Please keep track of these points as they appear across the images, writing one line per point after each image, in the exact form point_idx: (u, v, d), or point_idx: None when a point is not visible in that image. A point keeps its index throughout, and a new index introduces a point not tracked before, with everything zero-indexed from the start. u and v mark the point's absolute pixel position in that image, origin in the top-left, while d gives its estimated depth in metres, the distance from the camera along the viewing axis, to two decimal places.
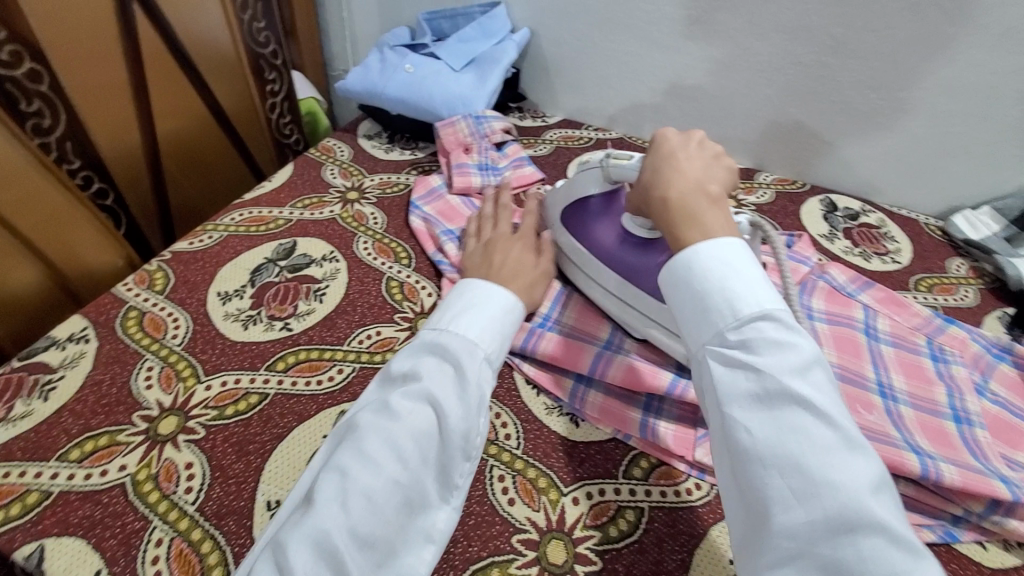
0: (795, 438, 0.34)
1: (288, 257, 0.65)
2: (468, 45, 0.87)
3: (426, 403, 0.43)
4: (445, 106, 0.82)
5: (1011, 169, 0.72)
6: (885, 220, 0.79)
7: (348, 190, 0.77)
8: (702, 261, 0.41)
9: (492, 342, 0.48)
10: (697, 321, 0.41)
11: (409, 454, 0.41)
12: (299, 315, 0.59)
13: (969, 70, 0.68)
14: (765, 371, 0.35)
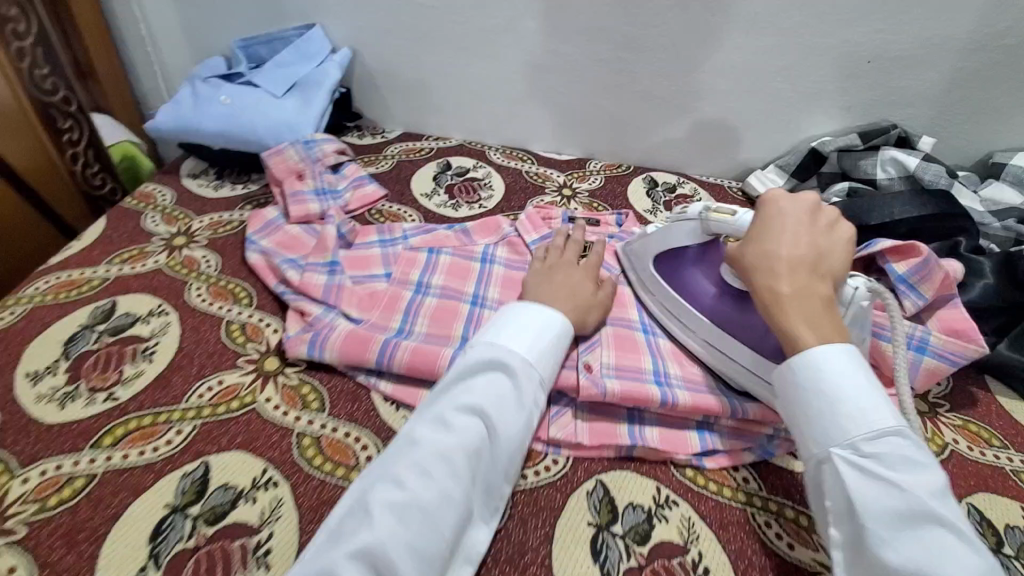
0: (943, 559, 0.36)
1: (108, 320, 0.60)
2: (287, 69, 0.86)
3: (478, 418, 0.45)
4: (268, 132, 0.81)
5: (783, 132, 0.86)
6: (697, 189, 0.89)
7: (173, 237, 0.72)
8: (821, 360, 0.44)
9: (546, 362, 0.50)
10: (830, 422, 0.43)
11: (462, 468, 0.43)
12: (125, 381, 0.55)
13: (736, 53, 0.78)
14: (910, 489, 0.38)
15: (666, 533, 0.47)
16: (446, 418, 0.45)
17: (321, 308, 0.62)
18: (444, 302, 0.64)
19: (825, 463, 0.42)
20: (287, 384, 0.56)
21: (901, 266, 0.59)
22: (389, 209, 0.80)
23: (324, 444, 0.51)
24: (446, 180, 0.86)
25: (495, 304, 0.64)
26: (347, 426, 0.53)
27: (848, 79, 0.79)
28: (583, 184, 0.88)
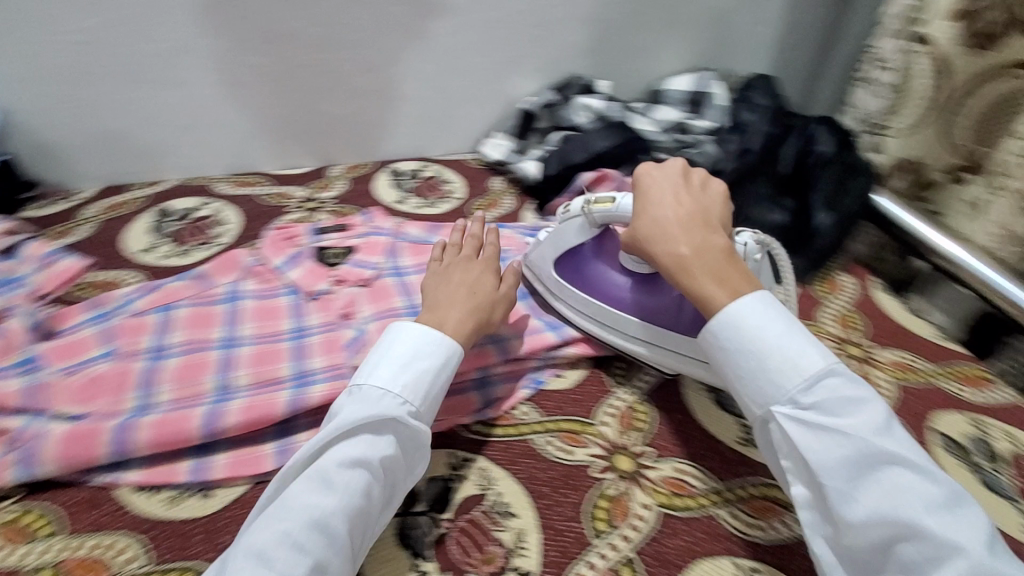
0: (908, 501, 0.40)
1: None
2: None
3: (361, 470, 0.44)
4: None
5: (497, 99, 0.93)
6: (441, 168, 0.93)
7: None
8: (741, 315, 0.48)
9: (435, 403, 0.50)
10: (765, 381, 0.47)
11: (338, 526, 0.41)
12: None
13: (428, 34, 0.82)
14: (848, 424, 0.43)
15: (465, 489, 0.50)
16: (327, 477, 0.43)
17: (24, 419, 0.54)
18: (190, 358, 0.59)
19: (768, 420, 0.46)
20: (3, 522, 0.49)
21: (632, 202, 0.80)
22: (98, 278, 0.71)
23: (70, 566, 0.46)
24: (169, 227, 0.78)
25: (250, 341, 0.61)
26: (89, 537, 0.48)
27: (529, 43, 0.89)
28: (325, 194, 0.87)
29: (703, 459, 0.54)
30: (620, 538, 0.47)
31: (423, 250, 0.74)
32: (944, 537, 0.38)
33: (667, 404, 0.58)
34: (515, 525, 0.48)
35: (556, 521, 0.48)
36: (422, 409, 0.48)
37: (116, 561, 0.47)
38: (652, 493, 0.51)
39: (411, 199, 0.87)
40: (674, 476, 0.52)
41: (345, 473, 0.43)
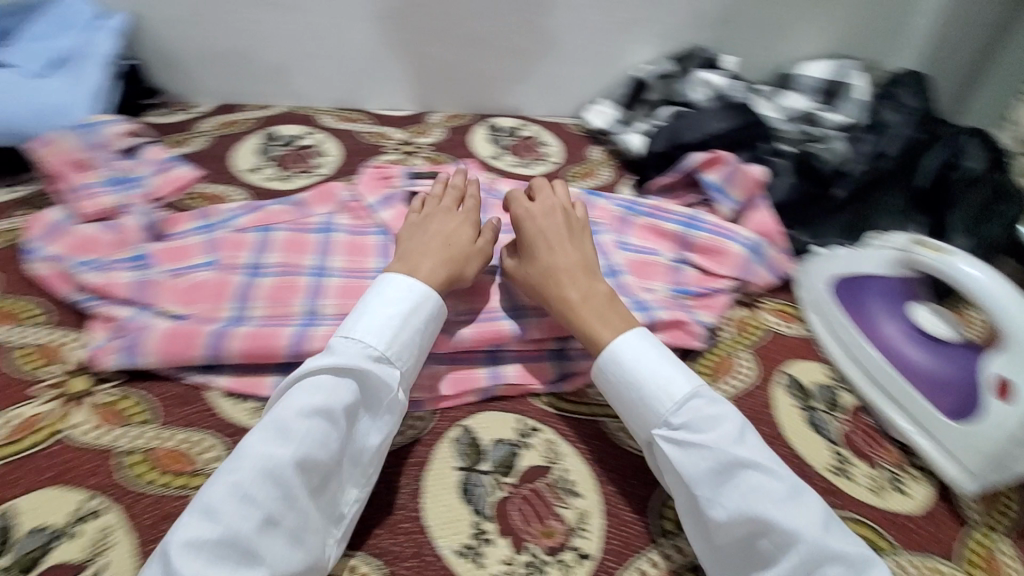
0: (759, 497, 0.43)
1: None
2: (40, 45, 0.73)
3: (323, 411, 0.43)
4: (34, 117, 0.68)
5: (385, 70, 0.93)
6: (320, 138, 0.86)
7: None
8: (618, 352, 0.51)
9: (410, 356, 0.49)
10: (638, 410, 0.49)
11: (322, 449, 0.42)
12: None
13: None
14: (716, 442, 0.46)
15: None
16: (286, 427, 0.42)
17: None
18: (53, 269, 0.58)
19: (650, 442, 0.49)
20: None
21: (714, 175, 0.75)
22: None
23: None
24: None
25: (104, 268, 0.58)
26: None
27: (405, 15, 0.86)
28: (180, 148, 0.81)
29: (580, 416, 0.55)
30: (485, 491, 0.48)
31: (324, 203, 0.71)
32: (799, 530, 0.42)
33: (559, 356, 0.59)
34: (381, 480, 0.48)
35: (424, 478, 0.48)
36: (391, 363, 0.48)
37: None
38: (539, 436, 0.53)
39: (268, 169, 0.80)
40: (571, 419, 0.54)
41: (307, 423, 0.42)
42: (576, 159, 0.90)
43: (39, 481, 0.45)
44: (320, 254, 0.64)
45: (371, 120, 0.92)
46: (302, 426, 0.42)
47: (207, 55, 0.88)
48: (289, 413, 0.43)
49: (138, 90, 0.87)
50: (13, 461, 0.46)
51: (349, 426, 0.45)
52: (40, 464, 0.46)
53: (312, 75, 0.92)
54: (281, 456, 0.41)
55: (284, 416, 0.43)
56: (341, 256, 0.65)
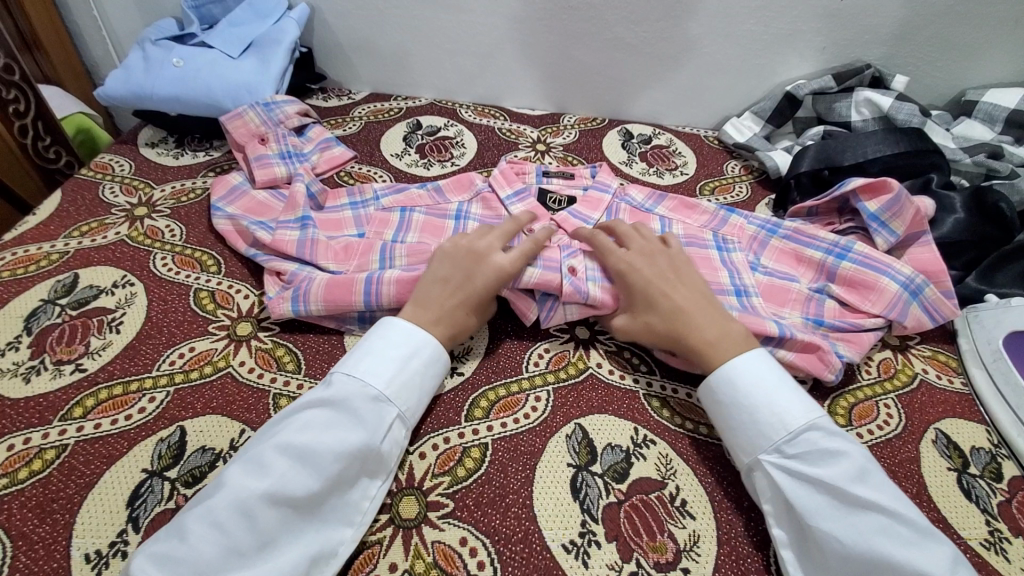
0: (880, 537, 0.41)
1: (70, 293, 0.60)
2: (242, 30, 0.83)
3: (307, 447, 0.43)
4: (227, 94, 0.78)
5: (528, 71, 0.96)
6: (461, 131, 0.91)
7: (133, 207, 0.71)
8: (731, 373, 0.50)
9: (412, 397, 0.49)
10: (748, 435, 0.48)
11: (306, 484, 0.42)
12: (93, 351, 0.55)
13: None
14: (832, 477, 0.43)
15: (459, 431, 0.51)
16: (264, 462, 0.42)
17: (99, 264, 0.63)
18: (231, 225, 0.67)
19: (755, 469, 0.47)
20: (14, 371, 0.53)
21: (874, 203, 0.68)
22: (120, 172, 0.76)
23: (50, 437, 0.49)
24: (196, 141, 0.82)
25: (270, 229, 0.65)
26: (64, 422, 0.50)
27: (555, 18, 0.87)
28: (337, 131, 0.88)
29: (699, 436, 0.53)
30: (597, 495, 0.48)
31: (462, 189, 0.74)
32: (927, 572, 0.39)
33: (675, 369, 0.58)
34: (497, 463, 0.49)
35: (537, 469, 0.49)
36: (388, 400, 0.48)
37: (100, 427, 0.50)
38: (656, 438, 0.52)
39: (411, 155, 0.85)
40: (687, 434, 0.53)
41: (285, 462, 0.42)
42: (710, 173, 0.87)
43: (206, 409, 0.52)
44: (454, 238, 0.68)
45: (506, 117, 0.95)
46: (278, 462, 0.42)
47: (366, 46, 0.95)
48: (299, 435, 0.44)
49: (309, 75, 0.95)
50: (188, 387, 0.53)
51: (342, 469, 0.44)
52: (209, 394, 0.53)
53: (456, 70, 0.97)
54: (266, 483, 0.41)
55: (294, 436, 0.44)
56: None
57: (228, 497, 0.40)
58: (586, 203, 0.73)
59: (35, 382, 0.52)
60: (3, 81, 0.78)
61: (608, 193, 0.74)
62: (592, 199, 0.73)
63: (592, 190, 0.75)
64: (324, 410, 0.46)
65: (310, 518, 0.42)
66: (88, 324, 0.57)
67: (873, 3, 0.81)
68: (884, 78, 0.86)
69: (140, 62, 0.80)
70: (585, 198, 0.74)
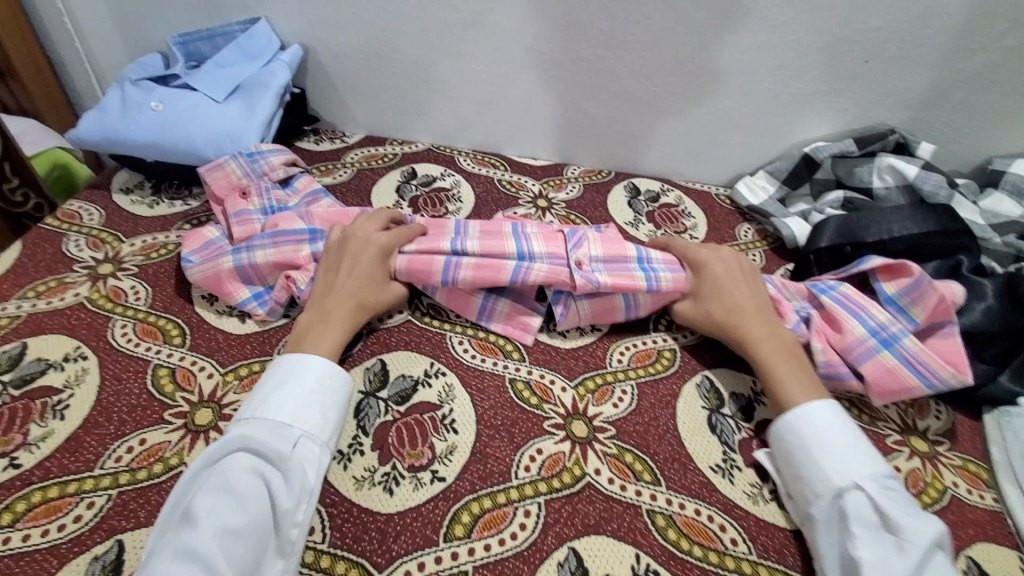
0: None
1: (15, 369, 0.54)
2: (229, 71, 0.78)
3: (224, 490, 0.44)
4: (207, 141, 0.73)
5: (530, 120, 0.91)
6: (459, 182, 0.86)
7: (98, 264, 0.66)
8: (820, 420, 0.51)
9: (314, 415, 0.49)
10: (836, 459, 0.49)
11: (234, 523, 0.43)
12: (32, 442, 0.49)
13: (453, 32, 0.82)
14: (920, 514, 0.46)
15: (436, 555, 0.45)
16: (189, 515, 0.43)
17: (51, 332, 0.58)
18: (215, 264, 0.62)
19: (848, 493, 0.48)
20: None
21: (892, 285, 0.64)
22: (88, 222, 0.71)
23: None
24: (174, 188, 0.77)
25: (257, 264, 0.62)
26: None
27: (562, 69, 0.83)
28: (327, 178, 0.84)
29: (707, 566, 0.47)
30: None
31: None
32: None
33: (683, 479, 0.52)
34: None
35: None
36: (290, 424, 0.48)
37: (28, 540, 0.44)
38: (661, 567, 0.46)
39: (403, 209, 0.80)
40: (694, 563, 0.47)
41: (212, 507, 0.43)
42: (720, 238, 0.82)
43: (152, 518, 0.46)
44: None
45: (507, 168, 0.90)
46: (198, 507, 0.43)
47: (363, 89, 0.91)
48: (214, 480, 0.45)
49: (300, 117, 0.90)
50: (133, 491, 0.47)
51: (257, 503, 0.44)
52: (156, 500, 0.47)
53: (456, 116, 0.92)
54: (193, 532, 0.41)
55: (211, 481, 0.45)
56: None
57: (163, 558, 0.40)
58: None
59: None
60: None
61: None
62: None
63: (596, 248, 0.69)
64: (234, 453, 0.47)
65: (245, 561, 0.42)
66: (30, 407, 0.51)
67: (896, 67, 0.76)
68: (908, 144, 0.81)
69: (117, 104, 0.75)
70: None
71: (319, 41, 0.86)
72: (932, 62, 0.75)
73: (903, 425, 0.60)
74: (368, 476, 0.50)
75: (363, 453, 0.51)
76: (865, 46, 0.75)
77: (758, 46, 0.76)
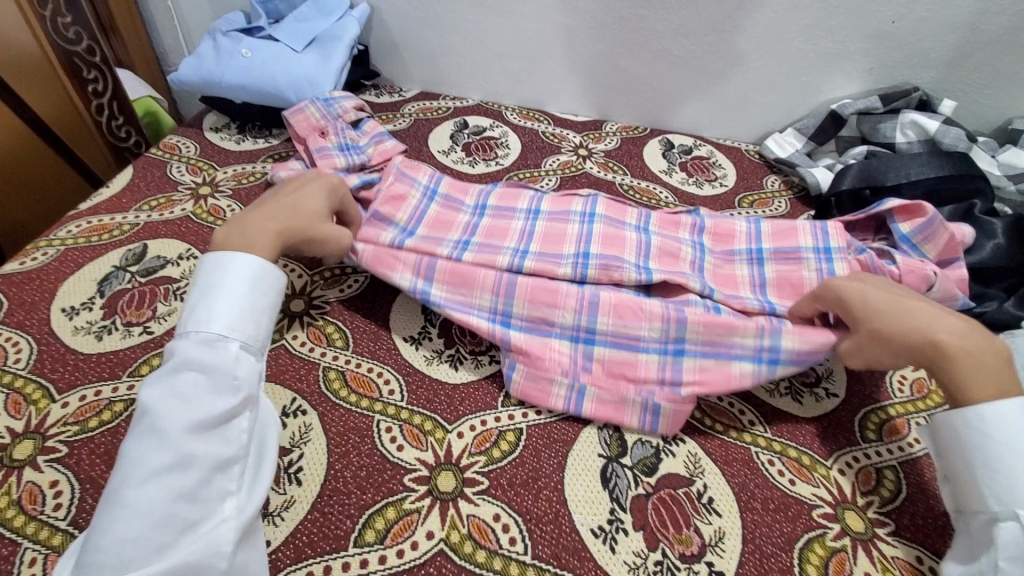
0: None
1: (140, 262, 0.64)
2: (306, 25, 0.87)
3: (161, 427, 0.41)
4: (289, 84, 0.82)
5: (572, 77, 0.98)
6: (506, 132, 0.94)
7: (199, 186, 0.76)
8: (988, 420, 0.44)
9: (248, 324, 0.47)
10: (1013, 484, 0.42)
11: (174, 455, 0.40)
12: (159, 316, 0.59)
13: None
14: None
15: (495, 415, 0.54)
16: (134, 455, 0.40)
17: (167, 237, 0.68)
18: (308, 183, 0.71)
19: (1004, 519, 0.42)
20: (88, 329, 0.57)
21: (907, 224, 0.68)
22: (187, 152, 0.81)
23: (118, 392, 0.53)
24: (256, 127, 0.86)
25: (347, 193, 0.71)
26: (132, 378, 0.54)
27: (605, 28, 0.90)
28: (388, 126, 0.92)
29: (728, 438, 0.54)
30: (626, 485, 0.50)
31: (512, 195, 0.72)
32: None
33: None
34: (531, 448, 0.51)
35: (570, 456, 0.51)
36: (226, 337, 0.46)
37: None
38: (690, 438, 0.54)
39: (456, 153, 0.89)
40: (718, 438, 0.54)
41: (152, 447, 0.40)
42: (749, 186, 0.88)
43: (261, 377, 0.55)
44: (516, 239, 0.65)
45: (550, 122, 0.98)
46: (136, 447, 0.41)
47: (420, 47, 0.99)
48: (148, 414, 0.42)
49: (363, 71, 0.99)
50: None
51: (204, 426, 0.42)
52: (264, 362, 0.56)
53: (503, 73, 1.00)
54: (136, 471, 0.40)
55: (143, 420, 0.42)
56: (540, 241, 0.64)
57: (110, 507, 0.39)
58: (608, 243, 0.63)
59: (107, 340, 0.57)
60: (85, 62, 0.84)
61: (626, 227, 0.65)
62: (612, 238, 0.64)
63: (608, 224, 0.66)
64: (174, 378, 0.44)
65: (199, 480, 0.41)
66: (155, 291, 0.62)
67: (923, 27, 0.81)
68: (930, 101, 0.86)
69: (210, 51, 0.85)
70: (604, 236, 0.64)
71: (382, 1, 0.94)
72: (959, 22, 0.80)
73: None
74: (436, 354, 0.58)
75: (431, 338, 0.59)
76: (894, 7, 0.80)
77: (791, 7, 0.82)
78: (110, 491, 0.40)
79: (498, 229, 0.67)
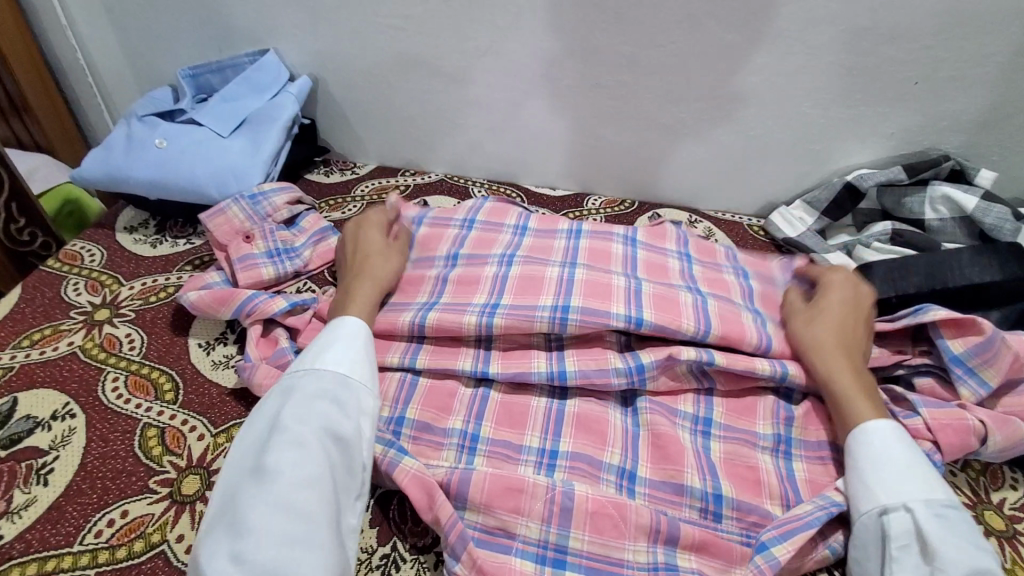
0: None
1: (2, 426, 0.52)
2: (235, 105, 0.76)
3: (306, 444, 0.43)
4: (210, 178, 0.70)
5: (546, 148, 0.86)
6: None
7: (96, 309, 0.63)
8: (870, 432, 0.48)
9: (371, 367, 0.50)
10: (894, 475, 0.45)
11: (318, 474, 0.42)
12: (11, 512, 0.46)
13: (465, 60, 0.78)
14: (973, 549, 0.41)
15: None
16: (276, 467, 0.41)
17: (43, 386, 0.55)
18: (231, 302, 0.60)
19: (893, 511, 0.43)
20: None
21: (958, 343, 0.55)
22: (91, 261, 0.69)
23: None
24: (177, 225, 0.74)
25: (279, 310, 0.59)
26: None
27: (580, 95, 0.78)
28: (335, 213, 0.80)
29: None
30: None
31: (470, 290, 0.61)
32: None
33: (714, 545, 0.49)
34: None
35: None
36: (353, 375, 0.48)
37: None
38: None
39: None
40: None
41: (294, 461, 0.41)
42: None
43: None
44: (463, 414, 0.55)
45: (524, 199, 0.86)
46: (280, 460, 0.41)
47: (374, 120, 0.88)
48: (287, 433, 0.43)
49: (311, 148, 0.88)
50: (111, 572, 0.43)
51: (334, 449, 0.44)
52: None
53: (470, 145, 0.88)
54: (287, 484, 0.40)
55: (282, 437, 0.43)
56: (493, 418, 0.54)
57: (252, 511, 0.39)
58: (592, 292, 0.58)
59: None
60: None
61: (612, 275, 0.60)
62: (598, 287, 0.59)
63: (593, 272, 0.61)
64: (309, 402, 0.45)
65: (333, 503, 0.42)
66: (13, 472, 0.49)
67: (949, 88, 0.69)
68: (963, 171, 0.73)
69: (121, 141, 0.73)
70: (589, 285, 0.59)
71: (327, 71, 0.83)
72: (992, 81, 0.68)
73: (974, 499, 0.53)
74: (365, 557, 0.46)
75: (361, 530, 0.47)
76: (914, 65, 0.68)
77: (794, 69, 0.71)
78: (248, 499, 0.40)
79: (469, 278, 0.63)
